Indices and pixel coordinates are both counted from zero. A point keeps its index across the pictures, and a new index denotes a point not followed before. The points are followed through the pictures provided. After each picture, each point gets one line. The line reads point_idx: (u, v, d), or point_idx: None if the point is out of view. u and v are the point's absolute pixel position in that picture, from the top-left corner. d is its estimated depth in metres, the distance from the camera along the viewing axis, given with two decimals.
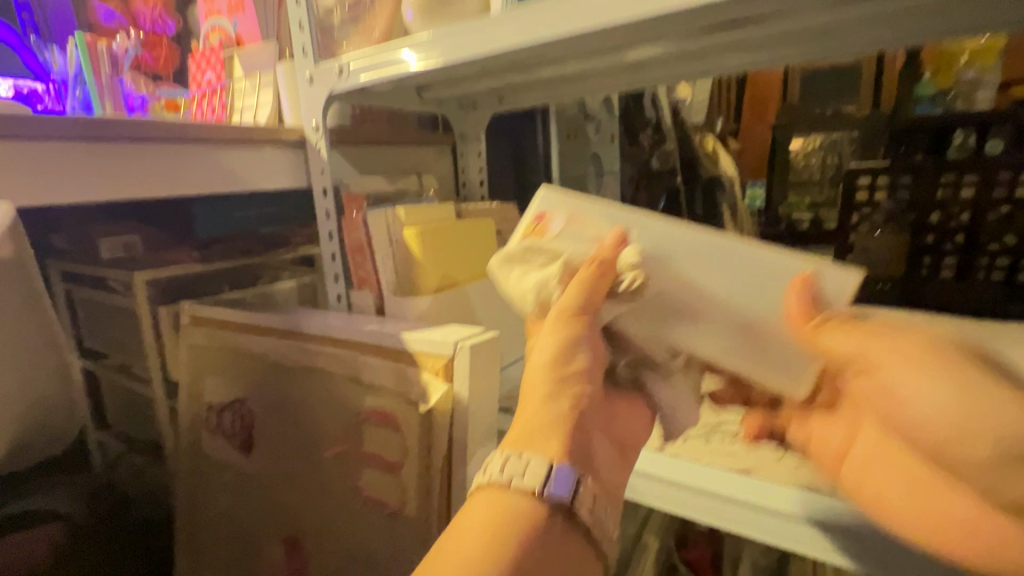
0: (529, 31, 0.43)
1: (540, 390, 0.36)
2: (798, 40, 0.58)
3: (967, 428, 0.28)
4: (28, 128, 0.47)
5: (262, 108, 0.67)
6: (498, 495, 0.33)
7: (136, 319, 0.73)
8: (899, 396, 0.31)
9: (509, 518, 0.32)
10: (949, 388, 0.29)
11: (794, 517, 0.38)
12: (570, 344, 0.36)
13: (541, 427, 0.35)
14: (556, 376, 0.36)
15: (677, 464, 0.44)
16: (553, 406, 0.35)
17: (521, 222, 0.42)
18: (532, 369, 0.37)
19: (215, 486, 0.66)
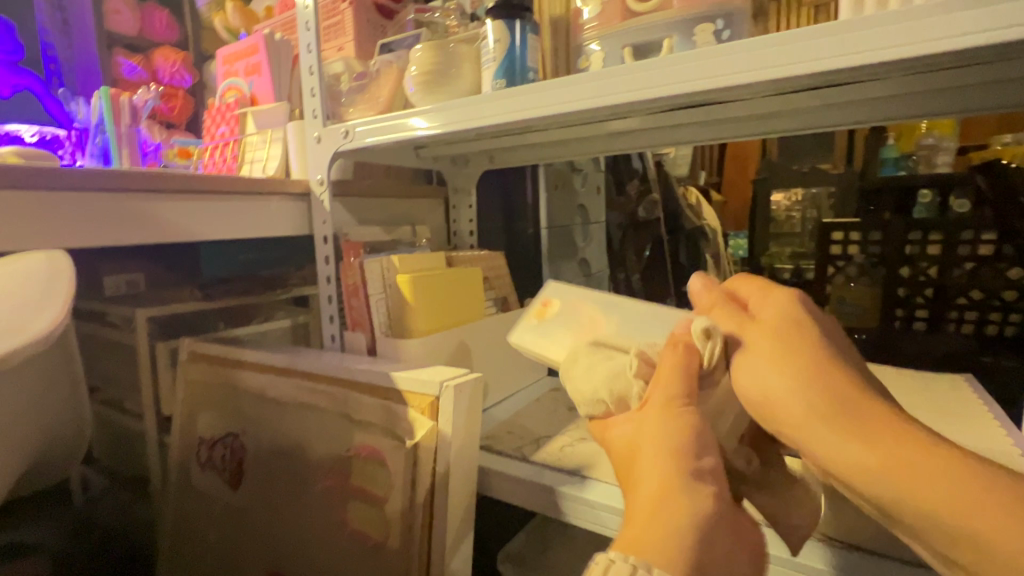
0: (519, 109, 0.50)
1: (660, 478, 0.36)
2: (757, 119, 0.66)
3: (769, 396, 0.36)
4: (59, 181, 0.52)
5: (271, 160, 0.73)
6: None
7: (134, 354, 0.76)
8: (739, 381, 0.38)
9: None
10: (768, 367, 0.37)
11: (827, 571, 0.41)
12: (685, 435, 0.37)
13: (653, 525, 0.34)
14: (677, 467, 0.36)
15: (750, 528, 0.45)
16: (676, 505, 0.35)
17: (532, 301, 0.57)
18: (647, 459, 0.37)
19: (201, 520, 0.68)
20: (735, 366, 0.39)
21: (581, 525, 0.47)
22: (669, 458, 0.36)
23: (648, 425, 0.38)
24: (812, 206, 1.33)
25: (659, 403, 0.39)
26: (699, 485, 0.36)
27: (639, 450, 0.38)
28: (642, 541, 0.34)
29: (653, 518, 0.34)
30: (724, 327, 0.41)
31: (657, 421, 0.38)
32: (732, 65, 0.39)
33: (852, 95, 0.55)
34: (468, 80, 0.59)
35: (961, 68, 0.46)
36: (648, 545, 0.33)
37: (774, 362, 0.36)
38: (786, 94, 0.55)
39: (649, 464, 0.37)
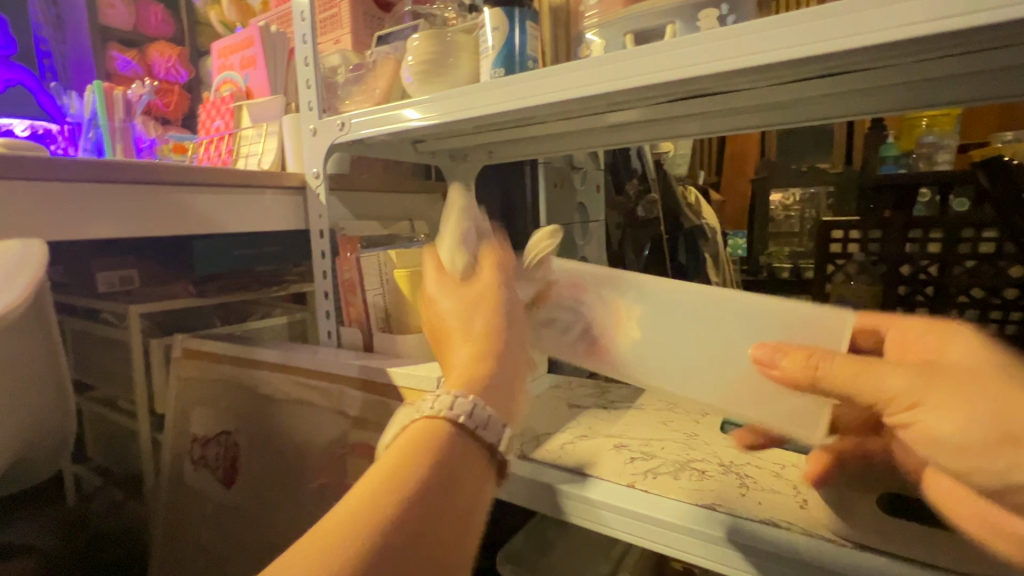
0: (514, 97, 0.49)
1: (465, 332, 0.40)
2: (762, 110, 0.65)
3: (999, 436, 0.26)
4: (47, 170, 0.51)
5: (266, 154, 0.72)
6: (435, 424, 0.33)
7: (127, 350, 0.75)
8: (937, 430, 0.28)
9: (422, 444, 0.32)
10: (966, 399, 0.28)
11: (699, 532, 0.40)
12: (490, 296, 0.41)
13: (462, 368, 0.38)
14: (478, 324, 0.40)
15: (641, 497, 0.44)
16: (480, 360, 0.39)
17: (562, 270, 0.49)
18: (458, 314, 0.42)
19: (195, 518, 0.67)
20: (917, 413, 0.28)
21: (585, 526, 0.45)
22: (471, 322, 0.41)
23: (466, 295, 0.42)
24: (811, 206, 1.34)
25: (483, 282, 0.42)
26: (502, 331, 0.40)
27: (447, 322, 0.42)
28: (459, 381, 0.37)
29: (465, 370, 0.38)
30: (873, 372, 0.29)
31: (468, 295, 0.42)
32: (735, 49, 0.38)
33: (851, 86, 0.55)
34: (466, 71, 0.58)
35: (968, 53, 0.45)
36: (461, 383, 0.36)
37: (973, 388, 0.28)
38: (788, 83, 0.54)
39: (458, 331, 0.41)
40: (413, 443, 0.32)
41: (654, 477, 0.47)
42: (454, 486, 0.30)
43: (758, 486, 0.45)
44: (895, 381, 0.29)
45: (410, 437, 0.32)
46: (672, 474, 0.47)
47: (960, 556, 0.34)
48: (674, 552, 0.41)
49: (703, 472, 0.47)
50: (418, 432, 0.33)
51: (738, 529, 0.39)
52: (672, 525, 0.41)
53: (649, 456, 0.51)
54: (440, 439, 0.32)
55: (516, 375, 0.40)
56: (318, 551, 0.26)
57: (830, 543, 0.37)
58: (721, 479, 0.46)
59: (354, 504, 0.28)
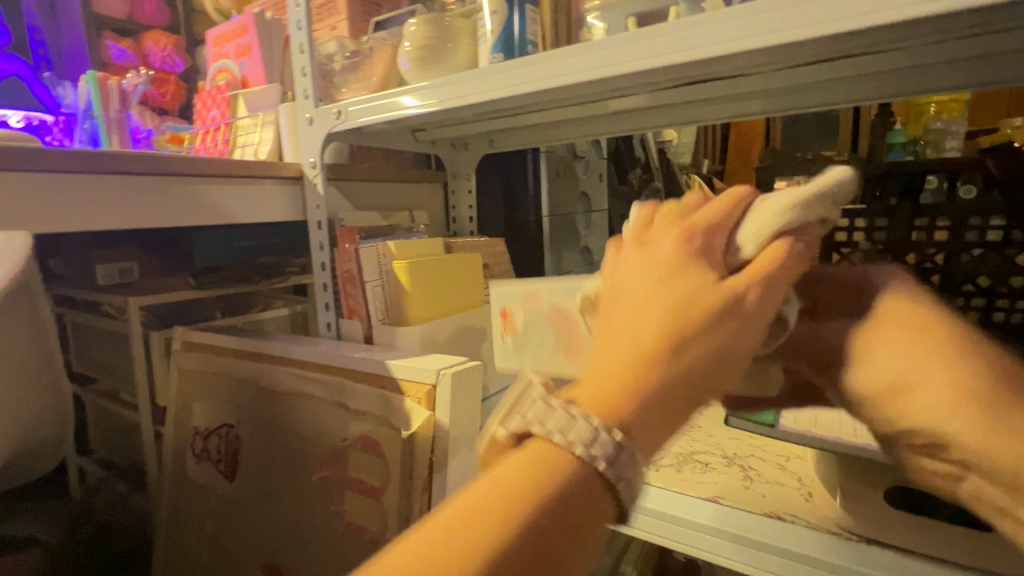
0: (512, 84, 0.48)
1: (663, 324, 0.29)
2: (767, 95, 0.63)
3: (894, 382, 0.28)
4: (38, 161, 0.50)
5: (263, 144, 0.71)
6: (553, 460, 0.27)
7: (128, 343, 0.75)
8: (855, 381, 0.29)
9: (540, 479, 0.26)
10: (888, 356, 0.28)
11: (699, 526, 0.40)
12: (722, 297, 0.30)
13: (608, 376, 0.29)
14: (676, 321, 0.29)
15: (643, 490, 0.44)
16: (649, 363, 0.29)
17: (494, 321, 0.54)
18: (671, 296, 0.30)
19: (197, 510, 0.67)
20: (848, 365, 0.30)
21: (588, 518, 0.45)
22: (671, 303, 0.30)
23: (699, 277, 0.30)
24: None
25: (748, 275, 0.30)
26: (699, 343, 0.29)
27: (643, 277, 0.31)
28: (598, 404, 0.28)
29: (618, 370, 0.29)
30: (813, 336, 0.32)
31: (695, 284, 0.30)
32: (739, 30, 0.37)
33: (859, 70, 0.54)
34: (465, 56, 0.57)
35: (981, 34, 0.44)
36: (599, 401, 0.28)
37: (898, 339, 0.29)
38: (794, 68, 0.53)
39: (650, 304, 0.30)
40: (537, 470, 0.27)
41: (656, 470, 0.46)
42: (564, 546, 0.25)
43: (763, 478, 0.45)
44: (826, 341, 0.31)
45: (534, 463, 0.27)
46: (675, 466, 0.47)
47: (974, 552, 0.33)
48: (686, 547, 0.41)
49: (706, 465, 0.47)
50: (551, 460, 0.27)
51: (738, 522, 0.39)
52: (684, 521, 0.41)
53: (652, 449, 0.50)
54: (565, 482, 0.27)
55: (676, 398, 0.29)
56: (415, 563, 0.24)
57: (835, 537, 0.37)
58: (724, 470, 0.46)
59: (458, 527, 0.25)
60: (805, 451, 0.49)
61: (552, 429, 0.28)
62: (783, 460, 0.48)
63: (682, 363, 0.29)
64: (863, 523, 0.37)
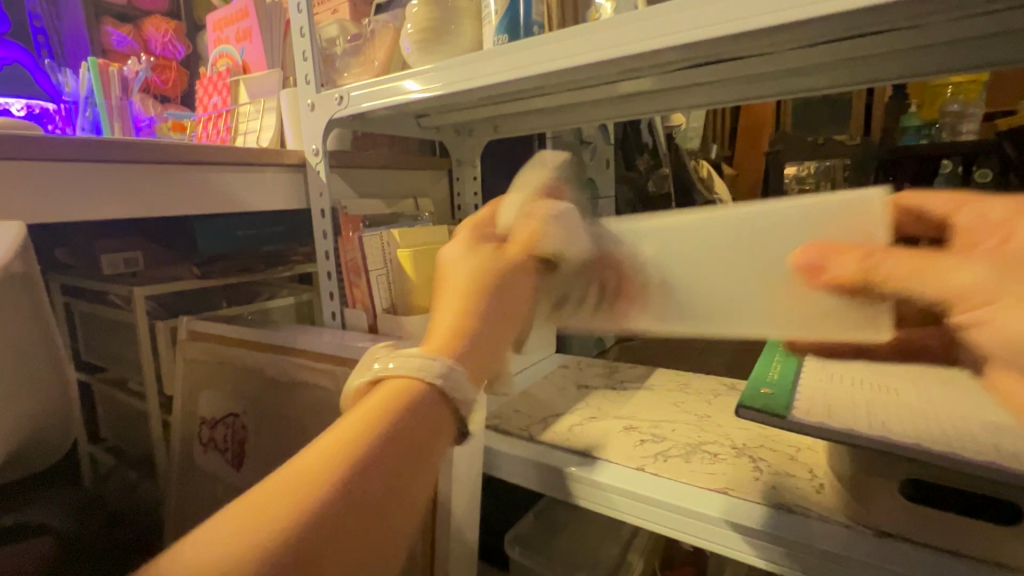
0: (518, 65, 0.46)
1: (461, 283, 0.39)
2: (782, 76, 0.61)
3: None
4: (38, 150, 0.49)
5: (265, 131, 0.70)
6: (409, 386, 0.33)
7: (134, 332, 0.75)
8: (1011, 327, 0.26)
9: (398, 399, 0.32)
10: None
11: (708, 517, 0.39)
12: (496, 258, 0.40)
13: (444, 327, 0.37)
14: (477, 277, 0.39)
15: (651, 481, 0.43)
16: (470, 306, 0.38)
17: None
18: (460, 266, 0.40)
19: (206, 498, 0.67)
20: (986, 309, 0.26)
21: (593, 509, 0.44)
22: (476, 269, 0.39)
23: (477, 255, 0.41)
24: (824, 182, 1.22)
25: (518, 243, 0.41)
26: (496, 291, 0.39)
27: (456, 263, 0.41)
28: (438, 342, 0.36)
29: (449, 324, 0.37)
30: (939, 265, 0.28)
31: (476, 256, 0.40)
32: (754, 6, 0.35)
33: (879, 49, 0.52)
34: (469, 39, 0.55)
35: (1008, 10, 0.42)
36: (441, 344, 0.35)
37: None
38: (810, 46, 0.51)
39: (464, 273, 0.40)
40: (394, 397, 0.32)
41: (664, 461, 0.46)
42: (416, 455, 0.31)
43: (772, 469, 0.44)
44: (962, 278, 0.27)
45: (390, 392, 0.33)
46: (683, 457, 0.46)
47: (996, 548, 0.32)
48: (695, 539, 0.40)
49: (714, 455, 0.46)
50: (399, 389, 0.33)
51: (746, 513, 0.39)
52: (691, 513, 0.40)
53: (660, 439, 0.49)
54: (418, 405, 0.32)
55: (499, 330, 0.38)
56: (298, 478, 0.28)
57: (848, 530, 0.36)
58: (733, 462, 0.45)
59: (318, 460, 0.29)
60: (816, 442, 0.48)
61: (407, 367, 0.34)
62: (793, 451, 0.47)
63: (495, 302, 0.38)
64: (874, 515, 0.36)
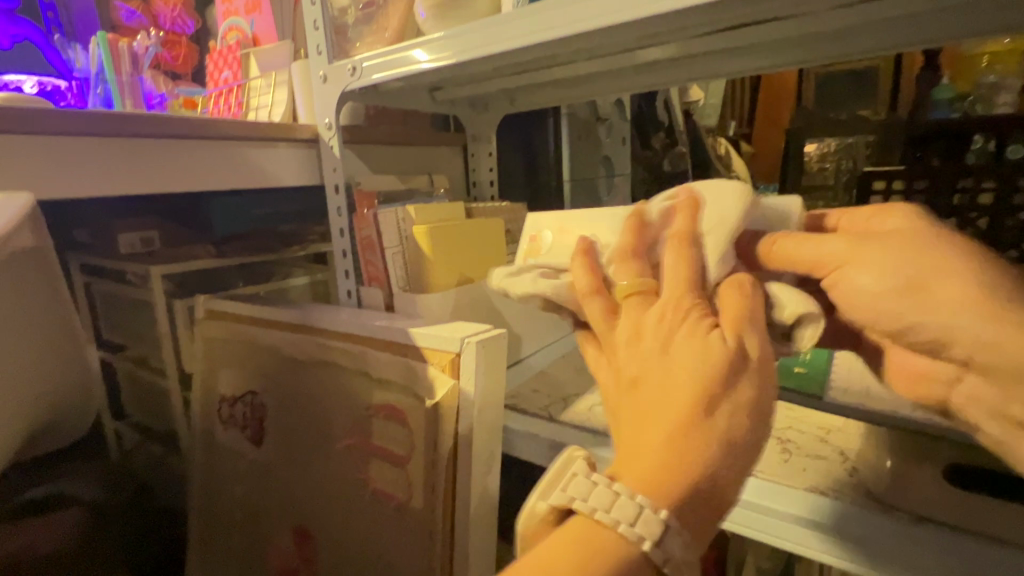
0: (535, 31, 0.44)
1: (670, 405, 0.27)
2: (816, 43, 0.58)
3: (905, 283, 0.28)
4: (50, 123, 0.48)
5: (277, 106, 0.69)
6: (598, 534, 0.27)
7: (152, 311, 0.75)
8: (857, 281, 0.29)
9: (589, 562, 0.26)
10: (889, 255, 0.29)
11: (737, 501, 0.38)
12: (713, 362, 0.27)
13: (644, 464, 0.27)
14: (692, 396, 0.27)
15: None
16: (690, 446, 0.27)
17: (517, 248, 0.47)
18: (657, 370, 0.29)
19: (228, 474, 0.68)
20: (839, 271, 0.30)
21: None
22: (681, 374, 0.28)
23: (670, 343, 0.29)
24: (848, 156, 1.18)
25: (734, 326, 0.29)
26: (720, 420, 0.27)
27: (659, 366, 0.29)
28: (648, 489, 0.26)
29: (661, 466, 0.27)
30: (813, 242, 0.31)
31: (692, 358, 0.28)
32: None
33: (924, 8, 0.48)
34: (486, 3, 0.53)
35: None
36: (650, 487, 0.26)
37: (899, 242, 0.29)
38: (850, 5, 0.48)
39: (668, 390, 0.28)
40: (592, 559, 0.26)
41: None
42: None
43: (802, 451, 0.42)
44: (832, 247, 0.30)
45: (585, 545, 0.27)
46: None
47: None
48: (736, 527, 0.38)
49: None
50: (596, 543, 0.27)
51: (772, 496, 0.37)
52: (733, 500, 0.38)
53: None
54: (624, 565, 0.26)
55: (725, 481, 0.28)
56: None
57: (886, 515, 0.34)
58: (760, 444, 0.44)
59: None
60: (846, 423, 0.47)
61: (610, 515, 0.27)
62: (825, 432, 0.45)
63: (724, 439, 0.27)
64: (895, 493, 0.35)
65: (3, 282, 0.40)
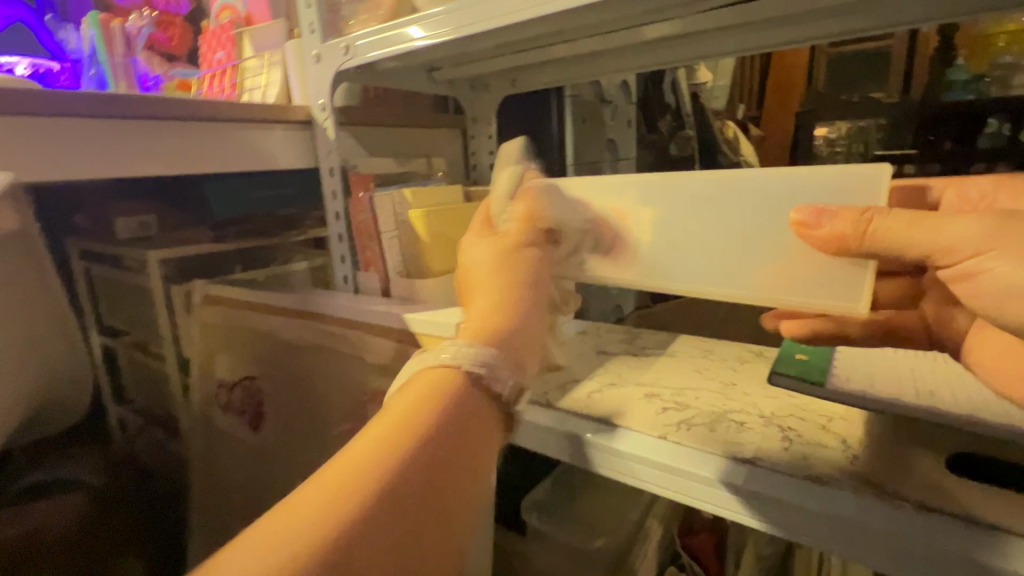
0: (536, 3, 0.42)
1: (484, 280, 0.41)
2: (827, 19, 0.55)
3: None
4: (39, 104, 0.47)
5: (271, 87, 0.67)
6: (435, 376, 0.35)
7: (151, 297, 0.75)
8: (997, 274, 0.26)
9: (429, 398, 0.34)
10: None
11: (731, 487, 0.37)
12: (504, 250, 0.42)
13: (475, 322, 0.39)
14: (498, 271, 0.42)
15: (673, 449, 0.41)
16: (498, 300, 0.40)
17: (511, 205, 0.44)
18: (475, 264, 0.43)
19: (227, 458, 0.68)
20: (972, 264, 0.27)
21: (613, 476, 0.43)
22: (489, 264, 0.42)
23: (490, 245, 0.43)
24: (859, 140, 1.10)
25: (522, 222, 0.43)
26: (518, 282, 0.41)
27: (475, 266, 0.43)
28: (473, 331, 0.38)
29: (481, 319, 0.39)
30: (928, 224, 0.28)
31: (494, 252, 0.42)
32: None
33: None
34: None
35: None
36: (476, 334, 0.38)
37: None
38: None
39: (484, 278, 0.42)
40: (428, 392, 0.34)
41: (688, 430, 0.44)
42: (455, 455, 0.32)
43: (804, 439, 0.41)
44: (957, 231, 0.27)
45: (423, 388, 0.34)
46: (709, 426, 0.44)
47: None
48: (708, 503, 0.39)
49: (742, 424, 0.44)
50: (433, 382, 0.34)
51: (768, 481, 0.37)
52: (690, 473, 0.39)
53: (685, 407, 0.47)
54: (454, 397, 0.34)
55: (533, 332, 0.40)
56: (345, 479, 0.29)
57: (885, 501, 0.33)
58: (761, 431, 0.43)
59: (363, 457, 0.30)
60: (851, 411, 0.45)
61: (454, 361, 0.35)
62: (827, 419, 0.44)
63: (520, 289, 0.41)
64: (898, 479, 0.33)
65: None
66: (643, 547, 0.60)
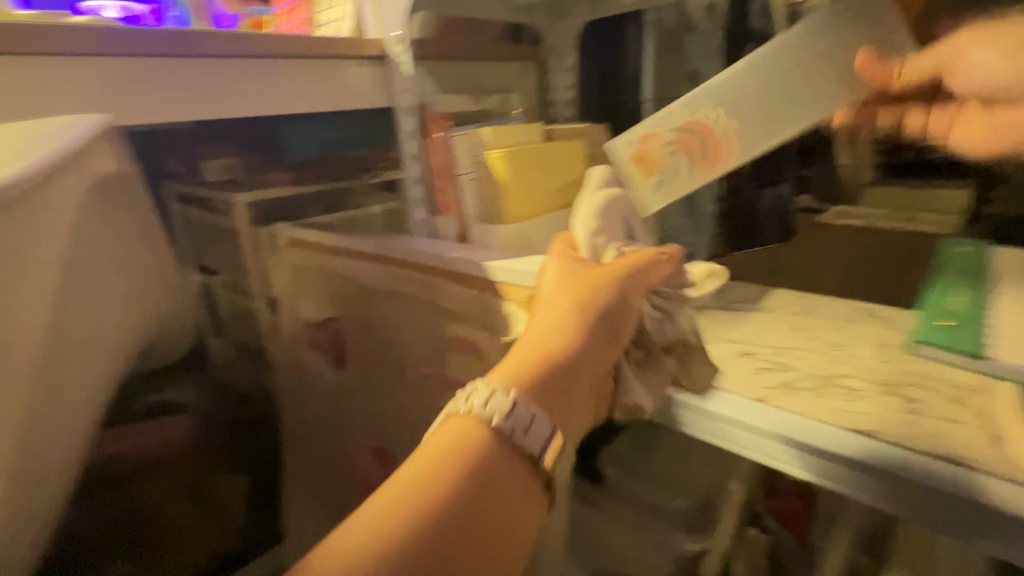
0: None
1: (546, 324, 0.38)
2: None
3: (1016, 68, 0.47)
4: (124, 43, 0.47)
5: (344, 20, 0.65)
6: (475, 428, 0.32)
7: (240, 238, 0.79)
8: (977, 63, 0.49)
9: (468, 450, 0.31)
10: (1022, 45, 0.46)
11: (842, 459, 0.34)
12: (590, 299, 0.39)
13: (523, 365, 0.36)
14: (572, 316, 0.38)
15: (771, 414, 0.38)
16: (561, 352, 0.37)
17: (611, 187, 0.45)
18: (549, 294, 0.40)
19: (312, 393, 0.73)
20: (958, 61, 0.51)
21: (705, 438, 0.41)
22: (565, 307, 0.39)
23: (568, 283, 0.41)
24: None
25: (620, 264, 0.42)
26: (588, 335, 0.38)
27: (549, 298, 0.40)
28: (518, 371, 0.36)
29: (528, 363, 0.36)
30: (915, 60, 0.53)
31: (577, 292, 0.40)
32: None
33: None
34: None
35: None
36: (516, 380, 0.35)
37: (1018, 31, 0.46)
38: None
39: (557, 312, 0.39)
40: (462, 442, 0.32)
41: (792, 393, 0.40)
42: (491, 515, 0.30)
43: (931, 412, 0.37)
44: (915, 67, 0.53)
45: (462, 434, 0.32)
46: (814, 391, 0.40)
47: None
48: (806, 474, 0.36)
49: (853, 391, 0.40)
50: (471, 434, 0.32)
51: (886, 456, 0.33)
52: (788, 441, 0.36)
53: (784, 368, 0.43)
54: (486, 451, 0.32)
55: (581, 387, 0.37)
56: (385, 513, 0.28)
57: None
58: (878, 400, 0.38)
59: (396, 495, 0.29)
60: (992, 383, 0.40)
61: (490, 412, 0.32)
62: (955, 392, 0.39)
63: (584, 344, 0.38)
64: None
65: (96, 202, 0.45)
66: (721, 505, 0.58)
